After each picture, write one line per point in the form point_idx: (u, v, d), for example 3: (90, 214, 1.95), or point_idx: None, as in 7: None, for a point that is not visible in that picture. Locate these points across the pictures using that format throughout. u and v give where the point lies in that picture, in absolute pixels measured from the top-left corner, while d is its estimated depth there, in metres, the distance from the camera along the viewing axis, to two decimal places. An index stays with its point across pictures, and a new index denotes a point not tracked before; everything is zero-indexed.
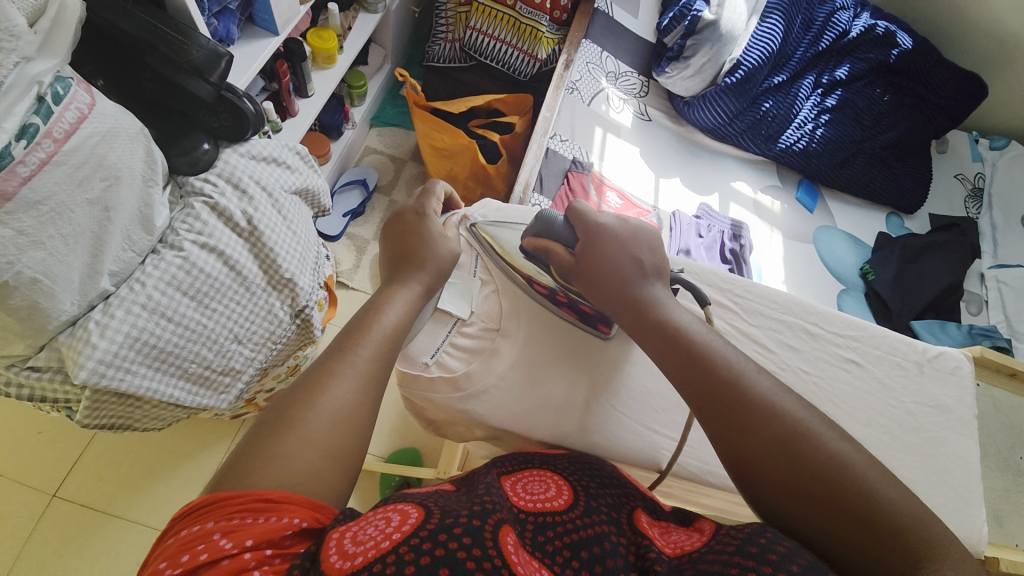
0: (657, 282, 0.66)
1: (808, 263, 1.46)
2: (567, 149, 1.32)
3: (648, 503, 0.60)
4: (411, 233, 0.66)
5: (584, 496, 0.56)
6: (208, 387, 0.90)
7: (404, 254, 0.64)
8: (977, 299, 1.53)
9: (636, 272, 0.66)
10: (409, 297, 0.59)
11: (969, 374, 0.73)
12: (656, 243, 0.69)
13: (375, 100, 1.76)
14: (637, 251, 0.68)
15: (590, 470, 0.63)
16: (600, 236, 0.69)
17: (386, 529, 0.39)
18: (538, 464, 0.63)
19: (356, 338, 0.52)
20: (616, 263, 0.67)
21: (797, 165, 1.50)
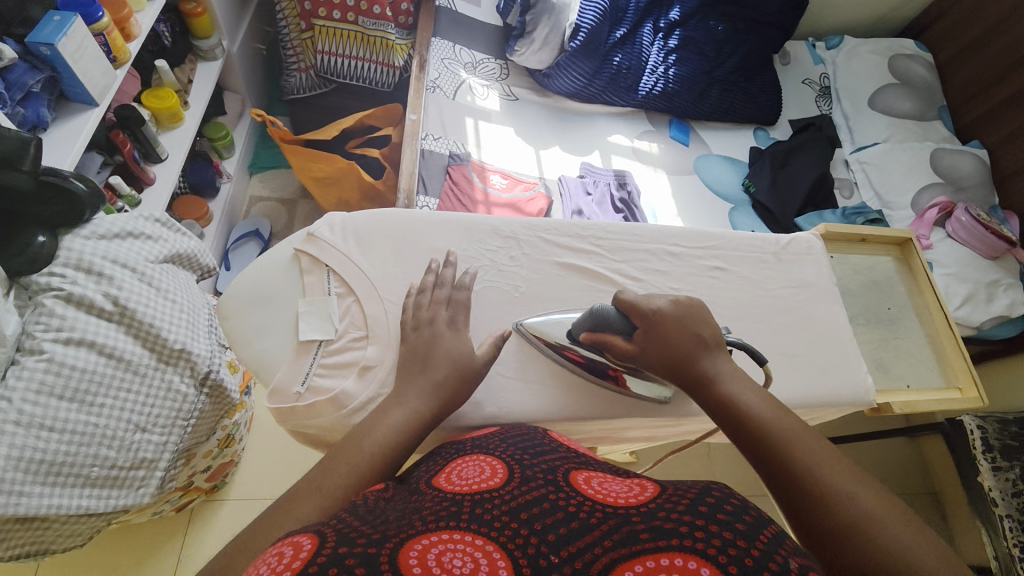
0: (720, 358, 0.61)
1: (695, 192, 1.57)
2: (443, 146, 1.33)
3: (583, 459, 0.60)
4: (432, 337, 0.60)
5: (520, 468, 0.54)
6: (123, 486, 0.84)
7: (426, 349, 0.59)
8: (847, 183, 1.72)
9: (701, 351, 0.60)
10: (412, 408, 0.56)
11: (821, 250, 0.81)
12: (706, 315, 0.63)
13: (247, 147, 1.70)
14: (697, 329, 0.61)
15: (519, 440, 0.61)
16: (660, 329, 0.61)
17: (284, 561, 0.37)
18: (472, 450, 0.60)
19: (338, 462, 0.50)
20: (686, 334, 0.61)
21: (662, 107, 1.61)
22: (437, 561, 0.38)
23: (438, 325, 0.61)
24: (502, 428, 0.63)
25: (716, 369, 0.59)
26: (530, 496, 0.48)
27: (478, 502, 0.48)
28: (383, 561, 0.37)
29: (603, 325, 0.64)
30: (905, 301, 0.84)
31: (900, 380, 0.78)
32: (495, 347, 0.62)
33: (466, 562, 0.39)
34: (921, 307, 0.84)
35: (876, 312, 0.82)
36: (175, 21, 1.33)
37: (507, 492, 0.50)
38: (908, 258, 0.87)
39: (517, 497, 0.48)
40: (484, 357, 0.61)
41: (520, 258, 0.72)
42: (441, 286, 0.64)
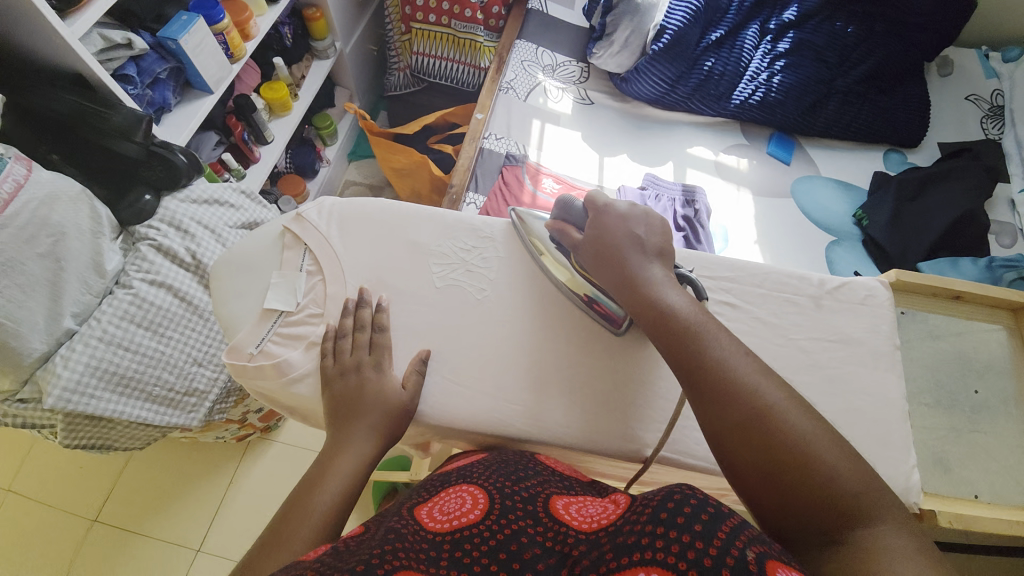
0: (657, 262, 0.57)
1: (786, 218, 1.35)
2: (503, 146, 1.34)
3: (565, 483, 0.56)
4: (356, 389, 0.55)
5: (501, 493, 0.51)
6: (176, 407, 1.00)
7: (355, 398, 0.55)
8: (1009, 228, 1.33)
9: (642, 254, 0.57)
10: (355, 466, 0.53)
11: (886, 302, 0.65)
12: (657, 220, 0.60)
13: (349, 137, 1.90)
14: (637, 230, 0.59)
15: (504, 465, 0.56)
16: (608, 226, 0.59)
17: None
18: (458, 478, 0.55)
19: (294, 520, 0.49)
20: (618, 243, 0.58)
21: (760, 118, 1.42)
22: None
23: (362, 373, 0.56)
24: (489, 455, 0.58)
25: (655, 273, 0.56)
26: (508, 532, 0.47)
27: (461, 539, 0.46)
28: None
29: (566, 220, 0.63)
30: (997, 386, 0.66)
31: (967, 488, 0.60)
32: (419, 382, 0.57)
33: None
34: (1022, 399, 0.66)
35: (949, 392, 0.65)
36: (298, 24, 1.54)
37: (490, 526, 0.47)
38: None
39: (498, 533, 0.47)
40: (411, 399, 0.56)
41: (496, 260, 0.64)
42: (359, 329, 0.58)
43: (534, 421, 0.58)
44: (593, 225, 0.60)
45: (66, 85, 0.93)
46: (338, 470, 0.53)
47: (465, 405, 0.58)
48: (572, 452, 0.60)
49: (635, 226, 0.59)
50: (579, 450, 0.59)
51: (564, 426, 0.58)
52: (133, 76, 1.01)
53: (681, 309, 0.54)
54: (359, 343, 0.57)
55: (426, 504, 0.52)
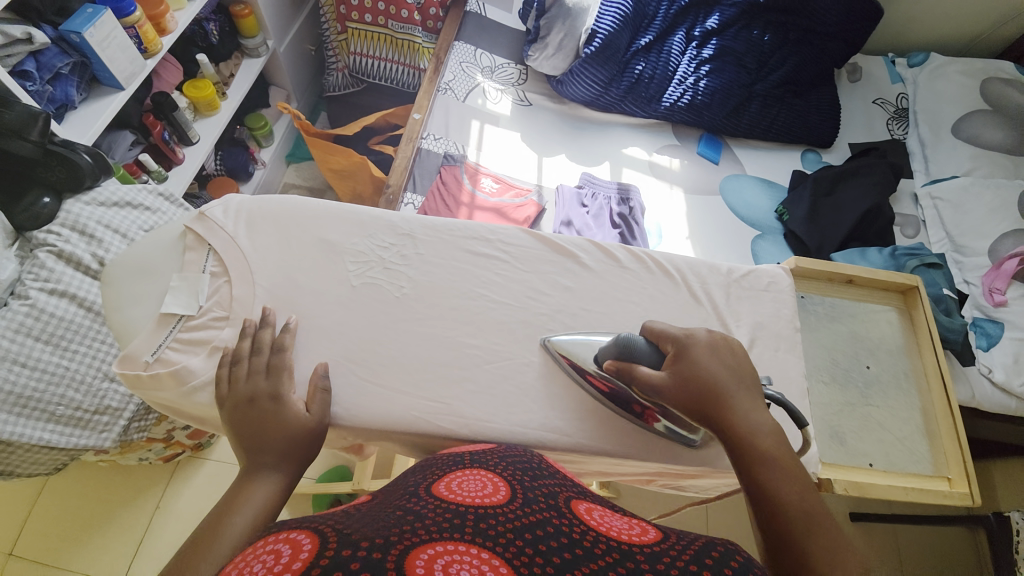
0: (753, 403, 0.53)
1: (715, 214, 1.43)
2: (441, 146, 1.34)
3: (579, 488, 0.53)
4: (258, 415, 0.51)
5: (521, 485, 0.48)
6: (85, 427, 0.93)
7: (255, 426, 0.51)
8: (913, 221, 1.46)
9: (739, 389, 0.54)
10: (266, 498, 0.48)
11: (788, 287, 0.69)
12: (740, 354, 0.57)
13: (287, 139, 1.83)
14: (725, 363, 0.55)
15: (518, 458, 0.53)
16: (694, 360, 0.54)
17: (278, 564, 0.33)
18: (470, 463, 0.52)
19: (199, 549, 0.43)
20: (716, 382, 0.53)
21: (689, 120, 1.49)
22: (444, 570, 0.33)
23: (258, 402, 0.52)
24: (501, 444, 0.54)
25: (747, 413, 0.52)
26: (530, 518, 0.42)
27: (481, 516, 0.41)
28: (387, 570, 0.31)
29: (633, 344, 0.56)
30: (888, 362, 0.70)
31: (860, 456, 0.64)
32: (326, 401, 0.54)
33: None
34: (916, 371, 0.71)
35: (846, 369, 0.69)
36: (225, 21, 1.47)
37: (509, 510, 0.43)
38: (912, 310, 0.73)
39: (518, 517, 0.42)
40: (317, 421, 0.53)
41: (414, 257, 0.63)
42: (257, 351, 0.54)
43: (452, 417, 0.57)
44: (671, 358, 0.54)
45: None
46: (247, 503, 0.47)
47: (385, 405, 0.57)
48: (493, 447, 0.59)
49: (727, 358, 0.55)
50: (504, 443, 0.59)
51: (481, 420, 0.58)
52: (32, 72, 0.93)
53: (775, 446, 0.51)
54: (254, 368, 0.53)
55: (444, 477, 0.48)
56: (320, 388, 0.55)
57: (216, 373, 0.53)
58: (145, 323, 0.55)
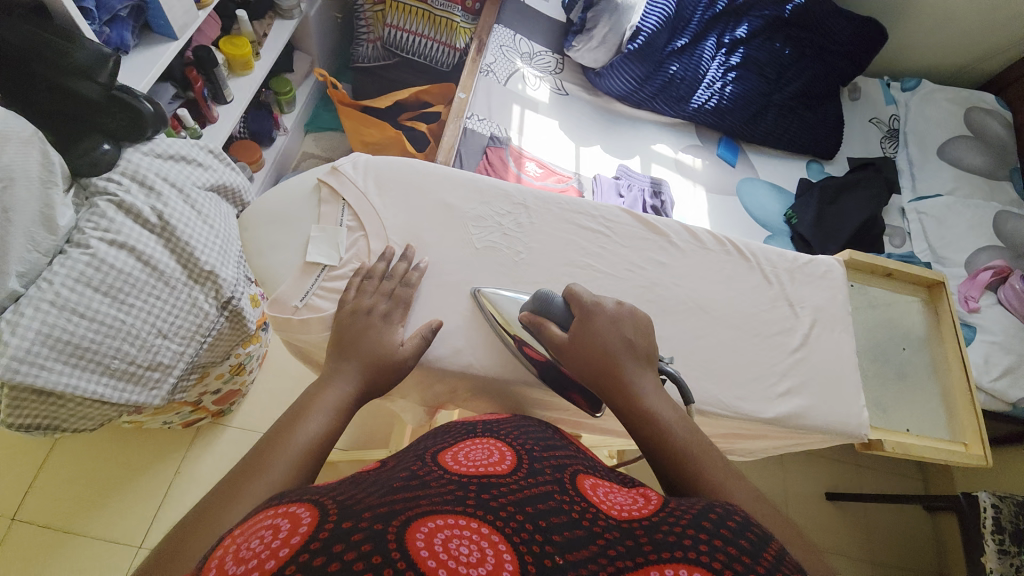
0: (645, 368, 0.55)
1: (733, 213, 1.53)
2: (485, 127, 1.36)
3: (591, 462, 0.57)
4: (361, 327, 0.55)
5: (531, 458, 0.52)
6: (137, 382, 0.92)
7: (357, 338, 0.54)
8: (900, 231, 1.61)
9: (631, 359, 0.54)
10: (343, 397, 0.50)
11: (841, 277, 0.79)
12: (642, 323, 0.58)
13: (307, 107, 1.79)
14: (625, 331, 0.56)
15: (532, 434, 0.58)
16: (594, 327, 0.56)
17: (275, 539, 0.35)
18: (483, 431, 0.58)
19: (279, 444, 0.45)
20: (609, 359, 0.54)
21: (712, 123, 1.58)
22: (446, 549, 0.35)
23: (371, 316, 0.56)
24: (514, 416, 0.61)
25: (641, 376, 0.54)
26: (536, 490, 0.45)
27: (486, 486, 0.45)
28: (393, 544, 0.34)
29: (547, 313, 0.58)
30: (918, 348, 0.81)
31: (899, 422, 0.74)
32: (422, 344, 0.57)
33: (473, 549, 0.36)
34: (938, 356, 0.81)
35: (884, 351, 0.79)
36: None
37: (514, 480, 0.47)
38: (937, 302, 0.83)
39: (524, 487, 0.45)
40: (409, 356, 0.56)
41: (528, 227, 0.68)
42: (388, 277, 0.59)
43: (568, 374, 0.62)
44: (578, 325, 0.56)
45: (22, 14, 0.84)
46: (323, 404, 0.49)
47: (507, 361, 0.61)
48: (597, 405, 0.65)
49: (623, 334, 0.56)
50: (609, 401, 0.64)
51: None
52: (93, 10, 0.91)
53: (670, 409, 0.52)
54: (367, 290, 0.57)
55: (451, 450, 0.53)
56: (421, 334, 0.58)
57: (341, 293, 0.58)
58: (291, 269, 0.59)
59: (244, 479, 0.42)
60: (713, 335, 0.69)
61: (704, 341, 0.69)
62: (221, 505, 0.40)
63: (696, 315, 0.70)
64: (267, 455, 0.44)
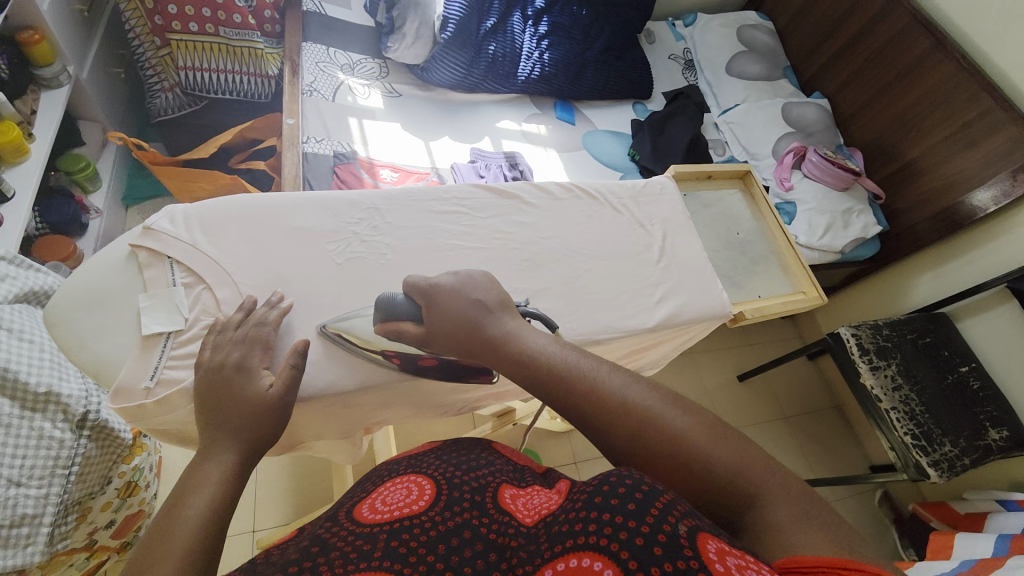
0: (505, 317, 0.57)
1: (586, 165, 1.66)
2: (327, 147, 1.31)
3: (515, 474, 0.63)
4: (227, 382, 0.50)
5: (450, 485, 0.58)
6: (3, 547, 0.75)
7: (226, 397, 0.50)
8: (720, 142, 1.88)
9: (490, 314, 0.56)
10: (229, 468, 0.46)
11: (674, 189, 0.90)
12: (486, 279, 0.60)
13: (117, 178, 1.56)
14: (474, 295, 0.57)
15: (451, 460, 0.63)
16: (444, 299, 0.57)
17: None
18: (406, 470, 0.63)
19: (163, 534, 0.40)
20: (464, 322, 0.56)
21: (543, 90, 1.69)
22: None
23: (227, 369, 0.51)
24: (438, 447, 0.67)
25: (502, 326, 0.56)
26: (450, 525, 0.51)
27: (401, 530, 0.50)
28: None
29: (395, 314, 0.58)
30: (751, 228, 0.96)
31: (751, 292, 0.88)
32: (294, 375, 0.54)
33: None
34: (764, 228, 0.97)
35: (725, 239, 0.93)
36: (11, 50, 1.19)
37: (428, 518, 0.52)
38: (750, 187, 0.99)
39: (438, 524, 0.51)
40: (282, 392, 0.52)
41: (385, 227, 0.67)
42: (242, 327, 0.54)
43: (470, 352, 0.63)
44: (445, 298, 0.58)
45: None
46: (204, 481, 0.45)
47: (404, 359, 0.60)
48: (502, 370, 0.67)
49: (489, 296, 0.58)
50: None
51: None
52: None
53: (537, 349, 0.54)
54: (224, 344, 0.53)
55: (375, 498, 0.57)
56: (290, 363, 0.54)
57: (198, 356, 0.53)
58: (130, 351, 0.53)
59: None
60: (589, 272, 0.75)
61: (582, 279, 0.74)
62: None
63: (569, 259, 0.75)
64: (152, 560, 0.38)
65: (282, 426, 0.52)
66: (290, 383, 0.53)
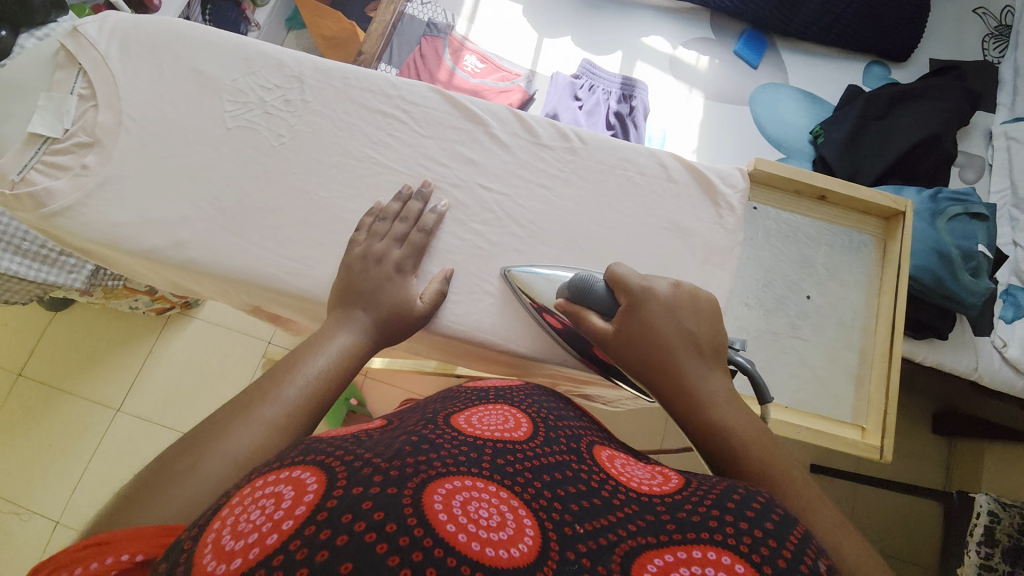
0: (711, 362, 0.46)
1: (737, 126, 1.22)
2: (427, 12, 1.18)
3: (604, 433, 0.50)
4: (375, 278, 0.49)
5: (546, 425, 0.44)
6: (52, 265, 0.97)
7: (369, 291, 0.49)
8: (977, 163, 1.19)
9: (696, 349, 0.46)
10: (352, 347, 0.46)
11: (741, 191, 0.59)
12: (710, 310, 0.48)
13: (285, 2, 1.66)
14: (685, 324, 0.47)
15: (542, 399, 0.49)
16: (645, 313, 0.47)
17: (278, 509, 0.28)
18: (494, 398, 0.48)
19: (277, 378, 0.41)
20: (664, 346, 0.46)
21: (731, 7, 1.24)
22: (464, 509, 0.30)
23: (384, 266, 0.50)
24: (527, 384, 0.51)
25: (701, 369, 0.45)
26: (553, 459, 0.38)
27: (500, 449, 0.37)
28: (406, 504, 0.28)
29: (587, 302, 0.49)
30: (834, 295, 0.62)
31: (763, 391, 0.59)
32: (439, 296, 0.52)
33: (492, 512, 0.31)
34: (868, 309, 0.61)
35: (780, 295, 0.61)
36: None
37: (530, 446, 0.39)
38: (888, 240, 0.62)
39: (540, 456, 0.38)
40: (426, 312, 0.51)
41: (299, 105, 0.56)
42: (402, 218, 0.53)
43: (310, 282, 0.53)
44: (630, 311, 0.47)
45: None
46: (333, 346, 0.45)
47: (243, 257, 0.53)
48: None
49: (687, 321, 0.47)
50: None
51: None
52: None
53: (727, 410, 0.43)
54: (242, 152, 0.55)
55: (464, 410, 0.44)
56: (436, 286, 0.53)
57: (350, 236, 0.53)
58: (15, 140, 0.54)
59: (251, 407, 0.39)
60: (518, 253, 0.56)
61: (505, 259, 0.56)
62: (229, 426, 0.37)
63: (506, 226, 0.57)
64: (274, 386, 0.40)
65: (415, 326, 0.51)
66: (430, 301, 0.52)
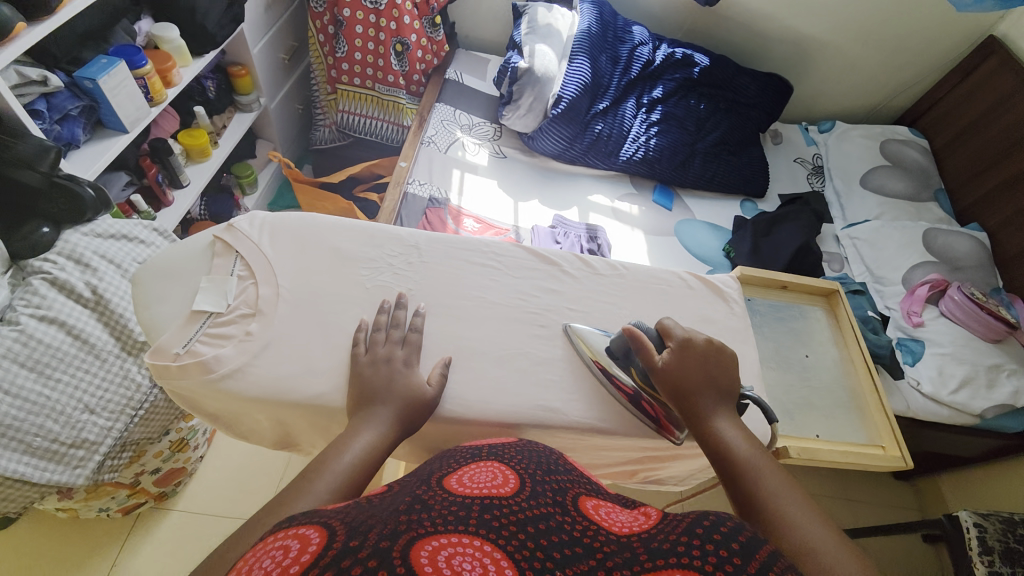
0: (726, 402, 0.63)
1: (673, 251, 1.59)
2: (425, 190, 1.47)
3: (595, 487, 0.55)
4: (387, 374, 0.60)
5: (532, 480, 0.50)
6: (60, 462, 0.91)
7: (383, 385, 0.59)
8: (837, 257, 1.66)
9: (716, 393, 0.63)
10: (374, 439, 0.55)
11: (736, 290, 0.83)
12: (730, 364, 0.65)
13: (269, 189, 1.86)
14: (715, 372, 0.64)
15: (538, 457, 0.55)
16: (687, 363, 0.64)
17: (285, 560, 0.33)
18: (486, 455, 0.54)
19: (315, 471, 0.51)
20: (698, 386, 0.62)
21: (644, 172, 1.70)
22: (449, 563, 0.34)
23: (393, 364, 0.61)
24: (517, 440, 0.57)
25: (721, 408, 0.62)
26: (536, 512, 0.43)
27: (487, 507, 0.42)
28: (394, 557, 0.33)
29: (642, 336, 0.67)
30: (818, 352, 0.85)
31: (808, 429, 0.78)
32: (442, 379, 0.63)
33: (476, 562, 0.35)
34: (846, 359, 0.86)
35: (786, 358, 0.83)
36: (222, 80, 1.58)
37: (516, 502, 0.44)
38: (834, 308, 0.89)
39: (525, 509, 0.43)
40: (435, 393, 0.61)
41: (420, 265, 0.72)
42: (395, 325, 0.65)
43: (458, 401, 0.63)
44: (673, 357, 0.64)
45: None
46: (361, 441, 0.54)
47: None
48: (494, 433, 0.65)
49: (715, 368, 0.64)
50: (509, 427, 0.65)
51: (479, 402, 0.64)
52: (43, 111, 1.04)
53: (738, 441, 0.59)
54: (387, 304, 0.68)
55: (454, 473, 0.49)
56: (438, 371, 0.63)
57: (350, 347, 0.63)
58: (177, 318, 0.63)
59: (287, 502, 0.48)
60: None
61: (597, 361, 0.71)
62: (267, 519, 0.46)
63: (592, 336, 0.73)
64: (308, 481, 0.50)
65: (423, 412, 0.60)
66: (437, 390, 0.62)
